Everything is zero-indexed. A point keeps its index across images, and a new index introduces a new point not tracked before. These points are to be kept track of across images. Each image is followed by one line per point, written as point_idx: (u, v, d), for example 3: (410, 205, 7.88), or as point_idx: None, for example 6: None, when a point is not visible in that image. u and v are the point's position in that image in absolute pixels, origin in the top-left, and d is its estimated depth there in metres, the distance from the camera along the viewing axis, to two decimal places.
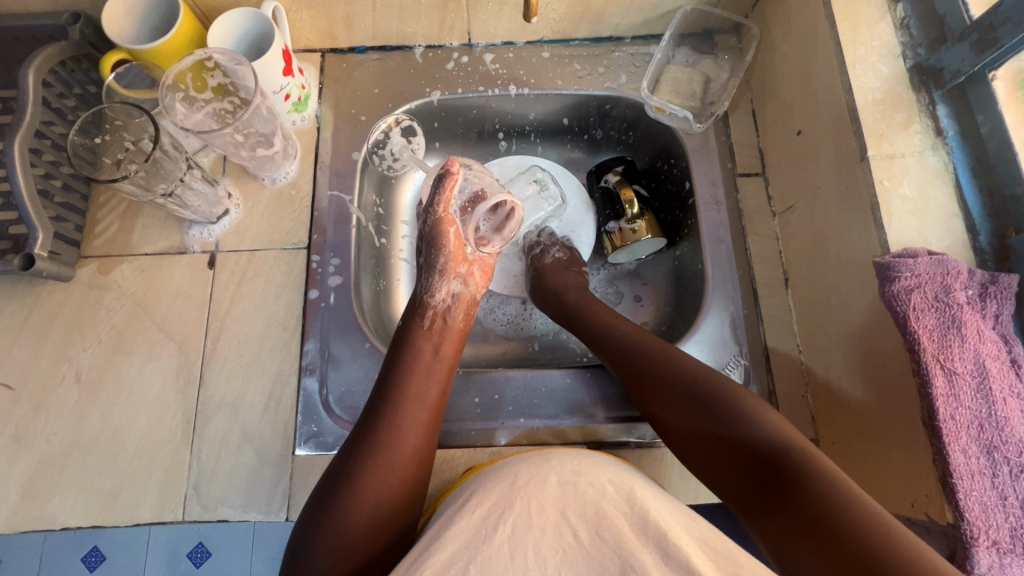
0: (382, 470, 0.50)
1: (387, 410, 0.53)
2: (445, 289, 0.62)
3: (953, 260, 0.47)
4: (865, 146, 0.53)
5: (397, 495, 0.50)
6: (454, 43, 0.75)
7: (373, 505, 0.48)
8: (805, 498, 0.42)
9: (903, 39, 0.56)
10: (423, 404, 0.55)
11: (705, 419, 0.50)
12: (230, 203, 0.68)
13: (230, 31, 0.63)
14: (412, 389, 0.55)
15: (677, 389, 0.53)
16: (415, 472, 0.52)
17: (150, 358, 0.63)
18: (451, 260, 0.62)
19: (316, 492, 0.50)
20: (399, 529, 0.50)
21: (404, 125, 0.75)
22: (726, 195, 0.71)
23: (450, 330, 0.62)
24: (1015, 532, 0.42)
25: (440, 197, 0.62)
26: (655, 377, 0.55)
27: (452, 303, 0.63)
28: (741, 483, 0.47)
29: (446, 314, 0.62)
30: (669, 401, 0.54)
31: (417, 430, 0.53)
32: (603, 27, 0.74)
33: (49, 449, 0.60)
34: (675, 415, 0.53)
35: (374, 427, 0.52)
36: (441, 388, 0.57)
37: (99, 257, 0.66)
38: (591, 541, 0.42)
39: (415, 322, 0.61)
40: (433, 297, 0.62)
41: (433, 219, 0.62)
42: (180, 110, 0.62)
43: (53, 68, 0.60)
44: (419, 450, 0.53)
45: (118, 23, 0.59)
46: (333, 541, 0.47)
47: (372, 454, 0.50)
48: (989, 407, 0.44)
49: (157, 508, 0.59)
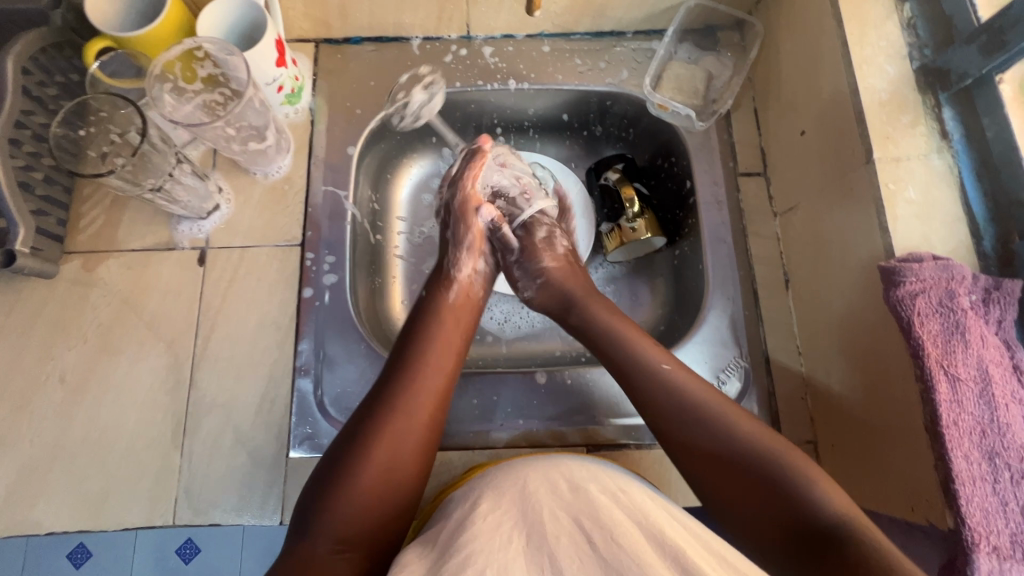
0: (398, 434, 0.50)
1: (403, 375, 0.53)
2: (471, 266, 0.63)
3: (959, 265, 0.47)
4: (871, 148, 0.53)
5: (413, 457, 0.50)
6: (452, 35, 0.73)
7: (381, 467, 0.48)
8: (790, 508, 0.45)
9: (910, 40, 0.55)
10: (440, 369, 0.54)
11: (683, 411, 0.51)
12: (221, 197, 0.66)
13: (223, 20, 0.60)
14: (432, 359, 0.54)
15: (695, 419, 0.50)
16: (427, 438, 0.51)
17: (138, 358, 0.61)
18: (477, 238, 0.64)
19: (327, 456, 0.50)
20: (410, 498, 0.50)
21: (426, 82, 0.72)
22: (727, 194, 0.70)
23: (472, 309, 0.61)
24: (1015, 538, 0.42)
25: (467, 173, 0.66)
26: (636, 363, 0.54)
27: (476, 278, 0.63)
28: (740, 498, 0.47)
29: (471, 287, 0.62)
30: (651, 380, 0.53)
31: (431, 395, 0.53)
32: (605, 21, 0.72)
33: (33, 452, 0.58)
34: (656, 394, 0.52)
35: (387, 391, 0.52)
36: (458, 355, 0.56)
37: (84, 252, 0.64)
38: (606, 548, 0.42)
39: (439, 294, 0.61)
40: (458, 271, 0.63)
41: (461, 195, 0.65)
42: (168, 102, 0.60)
43: (32, 56, 0.57)
44: (433, 415, 0.52)
45: (100, 9, 0.57)
46: (345, 502, 0.47)
47: (389, 415, 0.50)
48: (991, 413, 0.44)
49: (147, 512, 0.58)
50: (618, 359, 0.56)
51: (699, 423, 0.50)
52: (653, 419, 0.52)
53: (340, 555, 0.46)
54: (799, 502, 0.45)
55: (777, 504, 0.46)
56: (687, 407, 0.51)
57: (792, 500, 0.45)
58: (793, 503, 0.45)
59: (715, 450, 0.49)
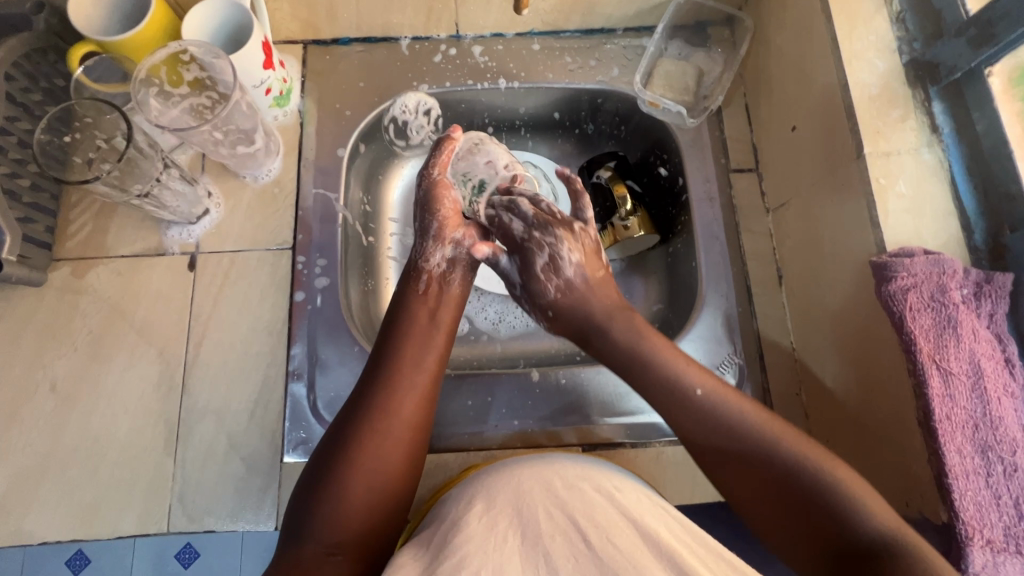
0: (380, 441, 0.49)
1: (385, 377, 0.52)
2: (440, 254, 0.60)
3: (950, 259, 0.47)
4: (862, 143, 0.53)
5: (398, 463, 0.49)
6: (441, 35, 0.73)
7: (368, 474, 0.48)
8: (833, 528, 0.43)
9: (900, 34, 0.55)
10: (421, 371, 0.53)
11: (716, 429, 0.49)
12: (211, 202, 0.66)
13: (207, 23, 0.60)
14: (408, 358, 0.54)
15: (729, 436, 0.48)
16: (412, 441, 0.51)
17: (129, 365, 0.61)
18: (445, 224, 0.60)
19: (313, 460, 0.50)
20: (401, 498, 0.50)
21: (425, 107, 0.73)
22: (720, 191, 0.70)
23: (453, 293, 0.60)
24: (1008, 531, 0.42)
25: (437, 161, 0.63)
26: (670, 396, 0.52)
27: (448, 267, 0.60)
28: (779, 510, 0.46)
29: (444, 278, 0.60)
30: (692, 414, 0.50)
31: (414, 397, 0.52)
32: (595, 19, 0.72)
33: (25, 461, 0.58)
34: (695, 429, 0.50)
35: (369, 395, 0.51)
36: (441, 353, 0.56)
37: (73, 259, 0.63)
38: (602, 546, 0.42)
39: (409, 287, 0.59)
40: (427, 261, 0.60)
41: (429, 182, 0.62)
42: (154, 106, 0.60)
43: (16, 61, 0.57)
44: (416, 417, 0.52)
45: (85, 14, 0.56)
46: (330, 505, 0.47)
47: (370, 417, 0.50)
48: (983, 407, 0.44)
49: (141, 519, 0.57)
50: (647, 388, 0.53)
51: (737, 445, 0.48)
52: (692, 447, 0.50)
53: (329, 559, 0.46)
54: (843, 521, 0.43)
55: (815, 511, 0.44)
56: (716, 425, 0.49)
57: (838, 518, 0.43)
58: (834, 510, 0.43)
59: (759, 468, 0.47)
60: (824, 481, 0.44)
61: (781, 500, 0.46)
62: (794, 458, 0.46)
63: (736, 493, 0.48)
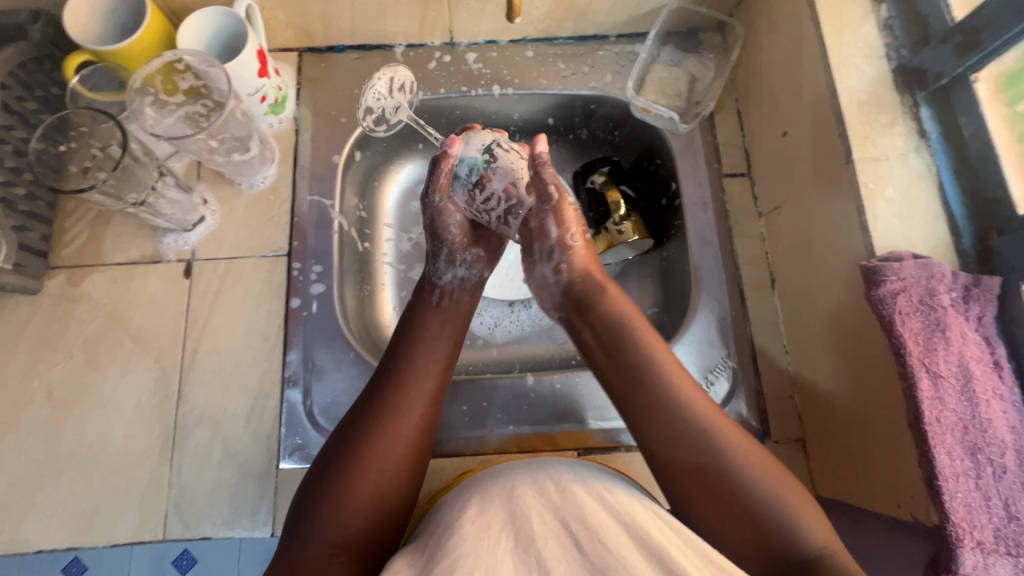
0: (386, 444, 0.49)
1: (391, 383, 0.53)
2: (453, 273, 0.62)
3: (938, 263, 0.48)
4: (851, 148, 0.53)
5: (404, 466, 0.50)
6: (435, 42, 0.73)
7: (373, 476, 0.48)
8: (775, 537, 0.45)
9: (887, 41, 0.56)
10: (429, 379, 0.54)
11: (674, 424, 0.50)
12: (206, 209, 0.66)
13: (202, 32, 0.60)
14: (418, 363, 0.55)
15: (685, 433, 0.49)
16: (418, 446, 0.51)
17: (125, 372, 0.61)
18: (456, 247, 0.62)
19: (316, 463, 0.50)
20: (404, 503, 0.50)
21: (398, 83, 0.71)
22: (713, 196, 0.70)
23: (461, 309, 0.61)
24: (998, 532, 0.42)
25: (437, 182, 0.59)
26: (631, 364, 0.53)
27: (459, 286, 0.62)
28: (727, 521, 0.46)
29: (455, 295, 0.62)
30: (661, 398, 0.51)
31: (421, 404, 0.52)
32: (588, 25, 0.73)
33: (20, 470, 0.58)
34: (652, 421, 0.50)
35: (375, 400, 0.52)
36: (448, 363, 0.56)
37: (69, 267, 0.63)
38: (592, 548, 0.43)
39: (423, 300, 0.61)
40: (440, 279, 0.62)
41: (432, 209, 0.60)
42: (149, 115, 0.60)
43: (12, 70, 0.57)
44: (423, 423, 0.52)
45: (81, 23, 0.57)
46: (337, 505, 0.47)
47: (377, 421, 0.50)
48: (973, 409, 0.45)
49: (137, 527, 0.57)
50: (613, 363, 0.54)
51: (699, 433, 0.49)
52: (645, 431, 0.51)
53: (334, 559, 0.46)
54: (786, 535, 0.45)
55: (760, 523, 0.45)
56: (670, 414, 0.50)
57: (783, 532, 0.45)
58: (773, 527, 0.45)
59: (713, 471, 0.48)
60: (761, 494, 0.46)
61: (724, 502, 0.47)
62: (735, 467, 0.47)
63: (683, 484, 0.48)
